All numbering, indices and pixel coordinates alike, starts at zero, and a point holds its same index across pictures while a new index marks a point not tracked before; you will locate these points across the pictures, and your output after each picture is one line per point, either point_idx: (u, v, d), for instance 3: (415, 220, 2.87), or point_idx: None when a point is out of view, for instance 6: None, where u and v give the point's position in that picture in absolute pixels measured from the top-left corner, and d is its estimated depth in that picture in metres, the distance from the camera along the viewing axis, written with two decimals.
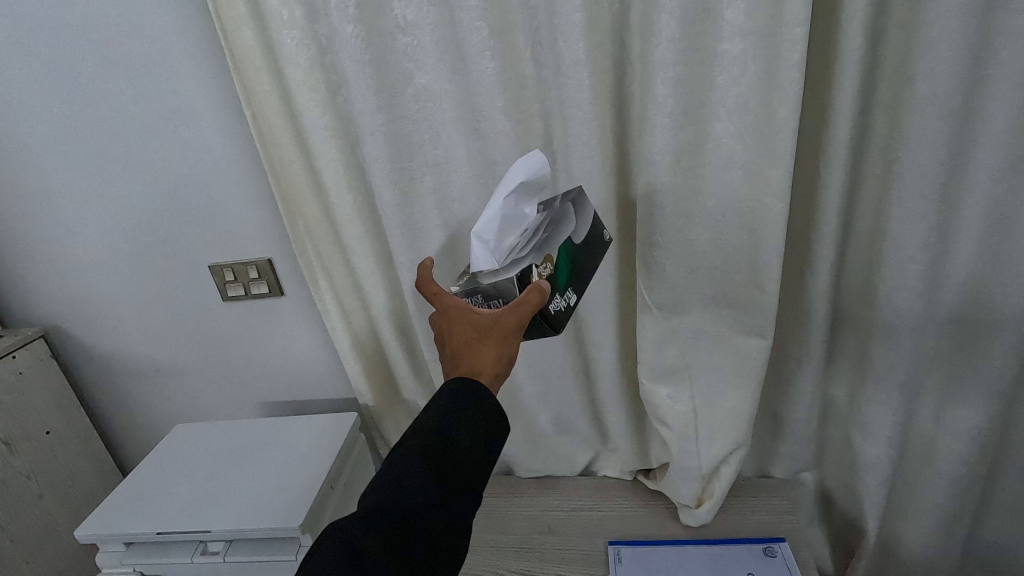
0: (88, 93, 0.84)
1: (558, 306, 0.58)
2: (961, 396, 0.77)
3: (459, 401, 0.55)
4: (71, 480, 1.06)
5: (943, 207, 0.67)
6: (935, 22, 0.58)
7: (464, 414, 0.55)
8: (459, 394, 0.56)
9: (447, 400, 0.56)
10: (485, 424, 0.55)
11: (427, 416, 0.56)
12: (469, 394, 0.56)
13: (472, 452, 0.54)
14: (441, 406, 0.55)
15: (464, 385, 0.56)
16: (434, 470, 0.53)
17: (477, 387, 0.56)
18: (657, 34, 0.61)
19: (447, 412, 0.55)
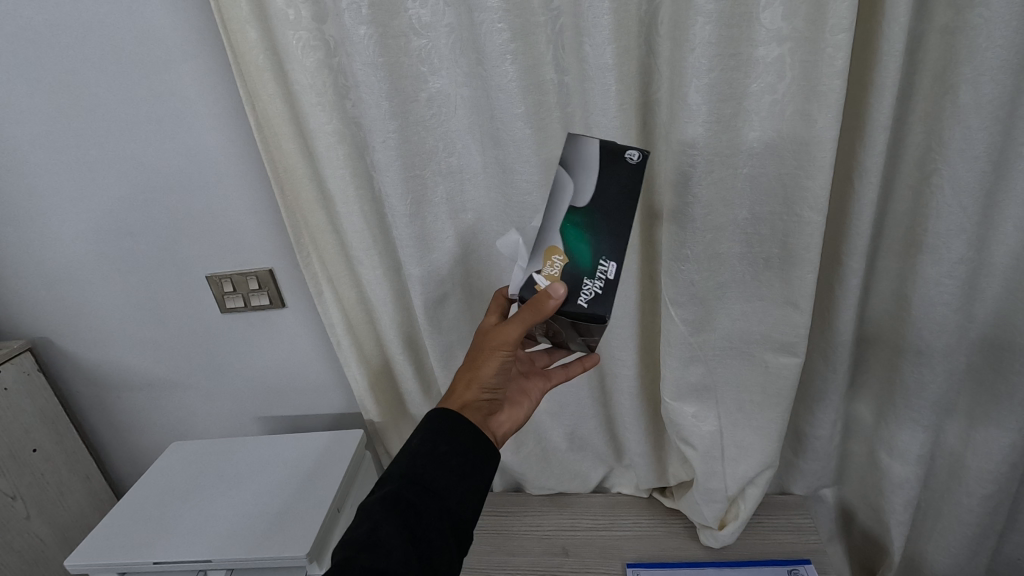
0: (80, 96, 0.79)
1: (587, 292, 0.55)
2: (995, 414, 0.74)
3: (433, 435, 0.57)
4: (60, 500, 1.01)
5: (982, 221, 0.64)
6: (985, 27, 0.54)
7: (436, 452, 0.56)
8: (432, 432, 0.57)
9: (421, 438, 0.57)
10: (462, 458, 0.56)
11: (402, 458, 0.57)
12: (445, 427, 0.58)
13: (450, 487, 0.55)
14: (415, 448, 0.57)
15: (439, 419, 0.58)
16: (412, 513, 0.53)
17: (446, 418, 0.58)
18: (691, 39, 0.57)
19: (422, 449, 0.56)
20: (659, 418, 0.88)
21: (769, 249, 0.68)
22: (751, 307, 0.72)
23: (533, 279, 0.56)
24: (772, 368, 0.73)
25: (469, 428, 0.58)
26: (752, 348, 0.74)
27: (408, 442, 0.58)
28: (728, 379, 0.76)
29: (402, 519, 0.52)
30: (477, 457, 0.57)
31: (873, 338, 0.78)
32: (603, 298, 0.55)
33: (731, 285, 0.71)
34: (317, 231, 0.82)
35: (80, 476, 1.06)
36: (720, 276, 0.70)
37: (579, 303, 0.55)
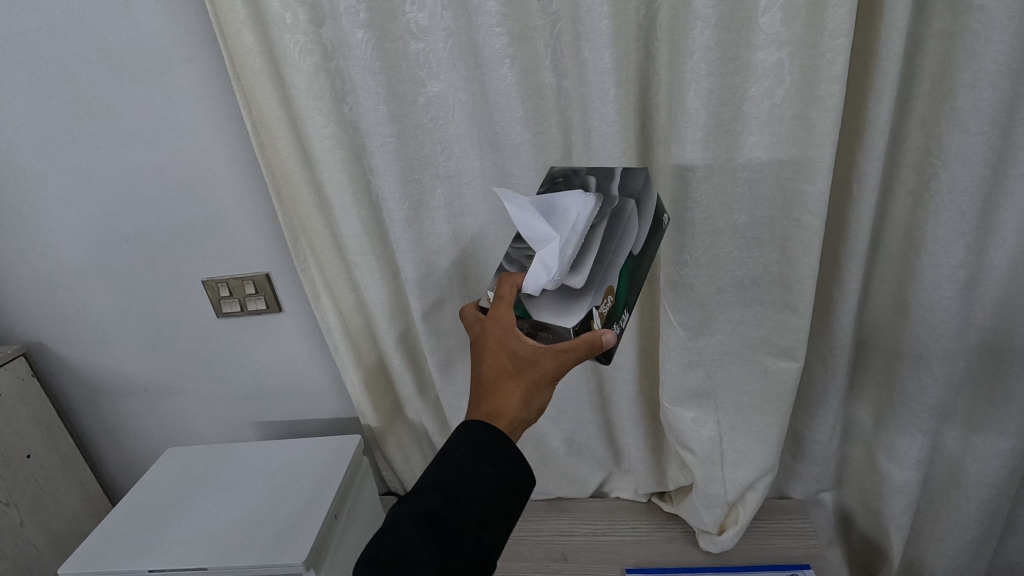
0: (75, 99, 0.78)
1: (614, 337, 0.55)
2: (994, 418, 0.74)
3: (478, 455, 0.53)
4: (53, 506, 1.00)
5: (981, 225, 0.64)
6: (984, 32, 0.54)
7: (481, 474, 0.53)
8: (478, 450, 0.54)
9: (465, 454, 0.53)
10: (502, 483, 0.54)
11: (443, 471, 0.53)
12: (494, 447, 0.54)
13: (487, 512, 0.53)
14: (460, 463, 0.53)
15: (485, 437, 0.54)
16: (445, 534, 0.51)
17: (491, 436, 0.54)
18: (690, 44, 0.57)
19: (464, 467, 0.53)
20: (658, 423, 0.88)
21: (768, 254, 0.68)
22: (750, 311, 0.71)
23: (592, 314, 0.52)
24: (771, 372, 0.73)
25: (515, 453, 0.54)
26: (751, 352, 0.73)
27: (449, 454, 0.54)
28: (728, 384, 0.76)
29: (434, 541, 0.50)
30: (518, 483, 0.55)
31: (872, 342, 0.78)
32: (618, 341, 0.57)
33: (730, 290, 0.70)
34: (314, 235, 0.82)
35: (74, 482, 1.05)
36: (718, 281, 0.70)
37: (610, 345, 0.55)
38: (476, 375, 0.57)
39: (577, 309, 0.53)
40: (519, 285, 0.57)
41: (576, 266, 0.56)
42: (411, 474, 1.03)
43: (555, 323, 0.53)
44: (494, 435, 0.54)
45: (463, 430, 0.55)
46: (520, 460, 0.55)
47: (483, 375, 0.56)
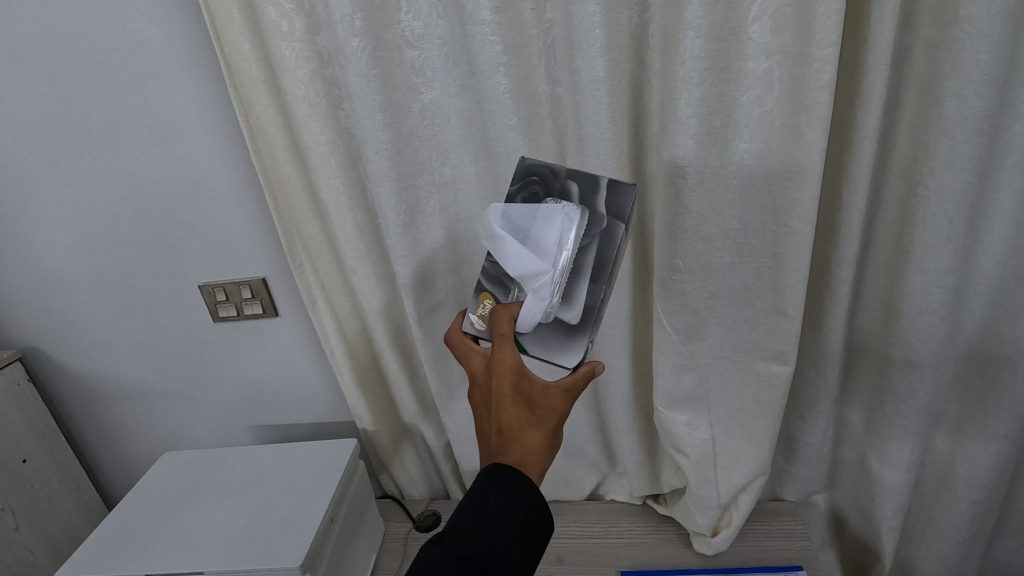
0: (73, 106, 0.79)
1: None
2: (983, 420, 0.75)
3: (513, 500, 0.54)
4: (49, 511, 1.00)
5: (969, 231, 0.65)
6: (968, 41, 0.55)
7: (514, 519, 0.54)
8: (512, 495, 0.55)
9: (500, 498, 0.54)
10: (531, 529, 0.55)
11: (477, 515, 0.54)
12: (526, 492, 0.55)
13: (515, 557, 0.54)
14: (495, 507, 0.54)
15: (518, 482, 0.55)
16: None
17: (521, 480, 0.55)
18: (681, 52, 0.58)
19: (500, 512, 0.54)
20: (652, 426, 0.89)
21: (760, 259, 0.69)
22: (742, 316, 0.72)
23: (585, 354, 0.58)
24: (763, 376, 0.74)
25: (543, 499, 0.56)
26: (743, 356, 0.74)
27: (484, 498, 0.54)
28: (721, 387, 0.76)
29: None
30: (543, 530, 0.56)
31: (863, 346, 0.79)
32: None
33: (722, 294, 0.71)
34: (311, 240, 0.82)
35: (70, 487, 1.05)
36: (711, 285, 0.71)
37: None
38: (494, 422, 0.57)
39: (573, 344, 0.58)
40: (516, 318, 0.59)
41: (567, 298, 0.59)
42: (407, 477, 1.04)
43: (558, 361, 0.59)
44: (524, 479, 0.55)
45: (494, 474, 0.56)
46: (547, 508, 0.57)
47: (505, 425, 0.56)
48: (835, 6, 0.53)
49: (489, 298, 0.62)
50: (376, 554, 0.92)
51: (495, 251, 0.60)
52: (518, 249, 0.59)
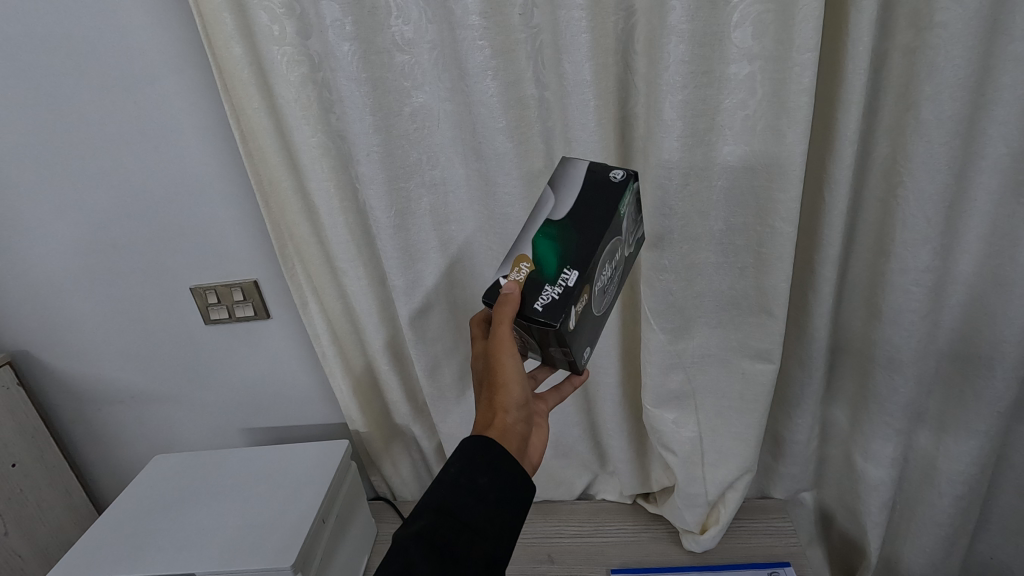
0: (65, 109, 0.79)
1: (547, 296, 0.53)
2: (963, 417, 0.76)
3: (473, 465, 0.55)
4: (38, 515, 1.00)
5: (946, 231, 0.66)
6: (942, 47, 0.57)
7: (477, 485, 0.54)
8: (472, 461, 0.55)
9: (460, 467, 0.55)
10: (501, 493, 0.54)
11: (439, 488, 0.54)
12: (485, 457, 0.55)
13: (488, 523, 0.53)
14: (455, 478, 0.54)
15: (477, 447, 0.56)
16: (449, 551, 0.51)
17: (483, 444, 0.56)
18: (665, 57, 0.59)
19: (460, 481, 0.54)
20: (642, 425, 0.89)
21: (744, 258, 0.71)
22: (729, 314, 0.74)
23: (499, 282, 0.56)
24: (749, 374, 0.76)
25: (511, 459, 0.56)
26: (729, 354, 0.76)
27: (445, 470, 0.55)
28: (708, 386, 0.78)
29: (437, 556, 0.50)
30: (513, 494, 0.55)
31: (847, 345, 0.81)
32: (560, 299, 0.52)
33: (708, 293, 0.73)
34: (302, 242, 0.83)
35: (60, 491, 1.05)
36: (697, 286, 0.72)
37: (536, 307, 0.52)
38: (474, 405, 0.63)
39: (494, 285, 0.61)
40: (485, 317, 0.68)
41: None
42: (399, 479, 1.04)
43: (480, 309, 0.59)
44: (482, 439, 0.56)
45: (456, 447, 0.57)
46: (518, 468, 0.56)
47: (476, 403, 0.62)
48: (814, 12, 0.55)
49: None
50: (367, 553, 0.92)
51: None
52: None
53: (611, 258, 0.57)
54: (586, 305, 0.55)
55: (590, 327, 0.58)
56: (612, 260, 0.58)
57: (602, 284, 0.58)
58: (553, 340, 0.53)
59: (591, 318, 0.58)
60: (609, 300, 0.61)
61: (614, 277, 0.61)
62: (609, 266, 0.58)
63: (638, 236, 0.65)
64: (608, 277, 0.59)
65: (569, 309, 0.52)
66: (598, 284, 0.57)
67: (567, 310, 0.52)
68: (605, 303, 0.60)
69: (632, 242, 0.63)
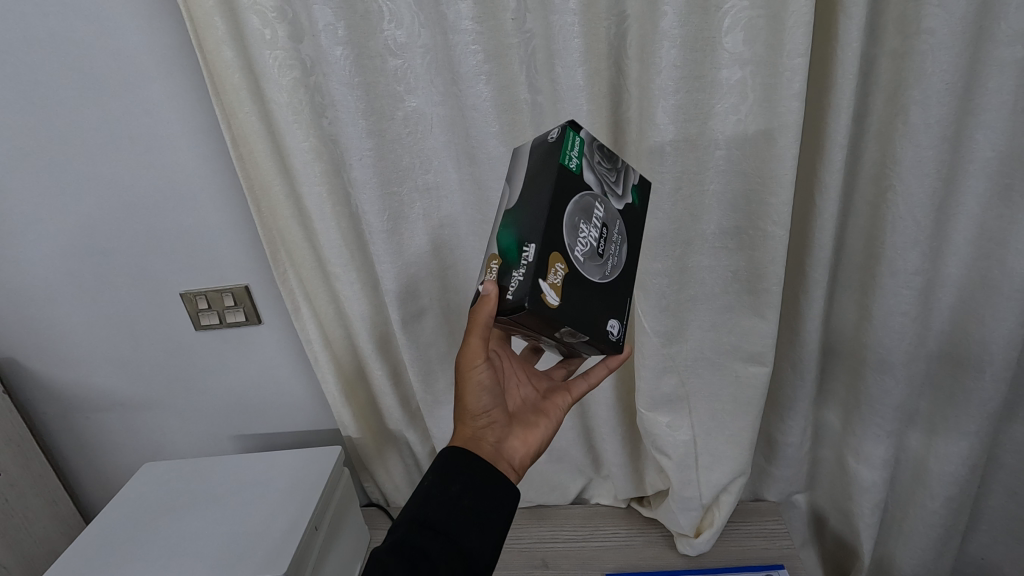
0: (52, 111, 0.78)
1: (513, 283, 0.49)
2: (953, 418, 0.77)
3: (444, 475, 0.55)
4: (25, 526, 0.98)
5: (936, 233, 0.67)
6: (930, 52, 0.57)
7: (450, 493, 0.54)
8: (444, 471, 0.56)
9: (433, 478, 0.55)
10: (475, 500, 0.54)
11: (411, 502, 0.55)
12: (456, 466, 0.56)
13: (464, 530, 0.53)
14: (426, 489, 0.55)
15: (447, 457, 0.57)
16: (423, 558, 0.50)
17: (456, 453, 0.57)
18: (658, 62, 0.60)
19: (433, 490, 0.54)
20: (636, 429, 0.89)
21: (737, 261, 0.71)
22: (722, 317, 0.74)
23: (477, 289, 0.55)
24: (742, 377, 0.76)
25: (481, 466, 0.56)
26: (722, 357, 0.76)
27: (419, 483, 0.56)
28: (702, 389, 0.78)
29: (411, 564, 0.50)
30: (488, 499, 0.55)
31: (838, 347, 0.81)
32: (527, 280, 0.47)
33: (701, 296, 0.73)
34: (294, 247, 0.82)
35: (46, 501, 1.03)
36: (690, 288, 0.73)
37: (509, 294, 0.49)
38: None
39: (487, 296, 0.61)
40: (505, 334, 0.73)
41: None
42: (392, 485, 1.03)
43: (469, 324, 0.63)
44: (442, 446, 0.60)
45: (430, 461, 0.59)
46: (490, 474, 0.56)
47: None
48: (804, 18, 0.55)
49: None
50: (360, 560, 0.91)
51: None
52: None
53: (583, 215, 0.52)
54: (569, 271, 0.50)
55: (597, 293, 0.53)
56: (593, 217, 0.53)
57: (587, 245, 0.52)
58: (545, 324, 0.49)
59: (592, 283, 0.52)
60: (615, 258, 0.56)
61: (610, 235, 0.55)
62: (584, 223, 0.52)
63: (633, 185, 0.61)
64: (599, 235, 0.54)
65: (537, 288, 0.47)
66: (579, 244, 0.52)
67: (536, 286, 0.47)
68: (608, 263, 0.55)
69: (617, 191, 0.58)
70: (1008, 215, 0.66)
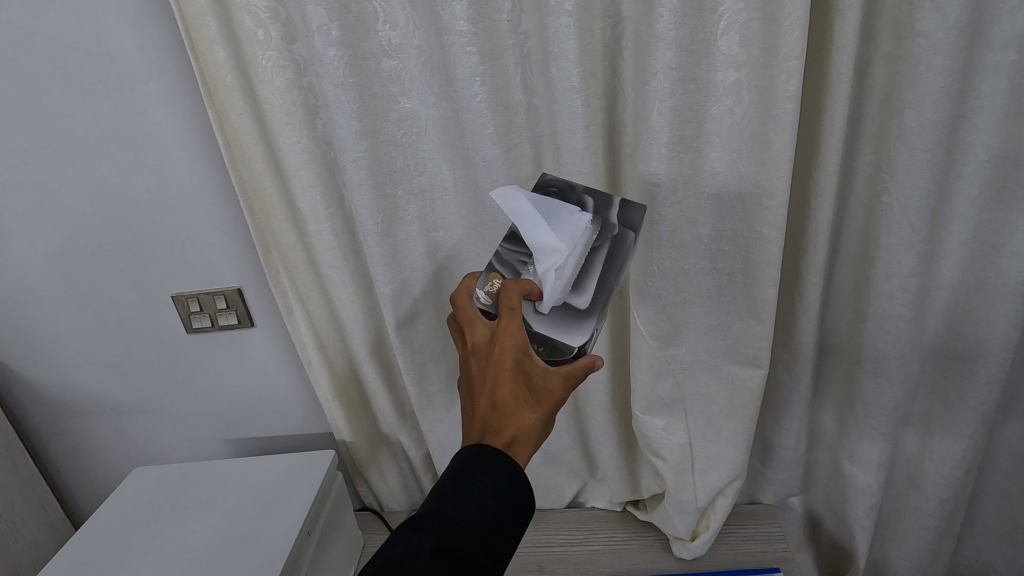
0: (41, 111, 0.77)
1: None
2: (947, 420, 0.77)
3: (499, 490, 0.52)
4: (12, 532, 0.97)
5: (930, 237, 0.67)
6: (924, 55, 0.57)
7: (500, 508, 0.52)
8: (501, 482, 0.52)
9: (489, 484, 0.52)
10: (517, 519, 0.53)
11: (460, 501, 0.51)
12: (513, 482, 0.53)
13: (500, 547, 0.52)
14: (482, 495, 0.51)
15: (503, 467, 0.53)
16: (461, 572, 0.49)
17: (514, 466, 0.53)
18: (654, 63, 0.60)
19: (486, 499, 0.51)
20: (631, 432, 0.89)
21: (732, 264, 0.71)
22: (717, 321, 0.74)
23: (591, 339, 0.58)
24: (738, 380, 0.76)
25: (528, 486, 0.54)
26: (717, 360, 0.76)
27: (470, 486, 0.52)
28: (697, 391, 0.78)
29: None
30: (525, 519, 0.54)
31: (833, 350, 0.81)
32: None
33: (697, 300, 0.73)
34: (287, 249, 0.81)
35: (35, 506, 1.02)
36: (686, 291, 0.72)
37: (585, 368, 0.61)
38: (491, 393, 0.54)
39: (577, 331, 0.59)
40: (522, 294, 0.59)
41: (576, 288, 0.61)
42: (387, 490, 1.02)
43: (567, 340, 0.58)
44: (505, 461, 0.53)
45: (470, 454, 0.54)
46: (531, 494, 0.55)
47: (502, 400, 0.54)
48: (800, 20, 0.55)
49: (497, 278, 0.63)
50: (352, 565, 0.90)
51: (524, 228, 0.61)
52: (541, 229, 0.61)
53: None
54: None
55: None
56: None
57: None
58: None
59: None
60: None
61: None
62: None
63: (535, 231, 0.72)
64: None
65: None
66: None
67: None
68: None
69: None
70: (1002, 219, 0.66)
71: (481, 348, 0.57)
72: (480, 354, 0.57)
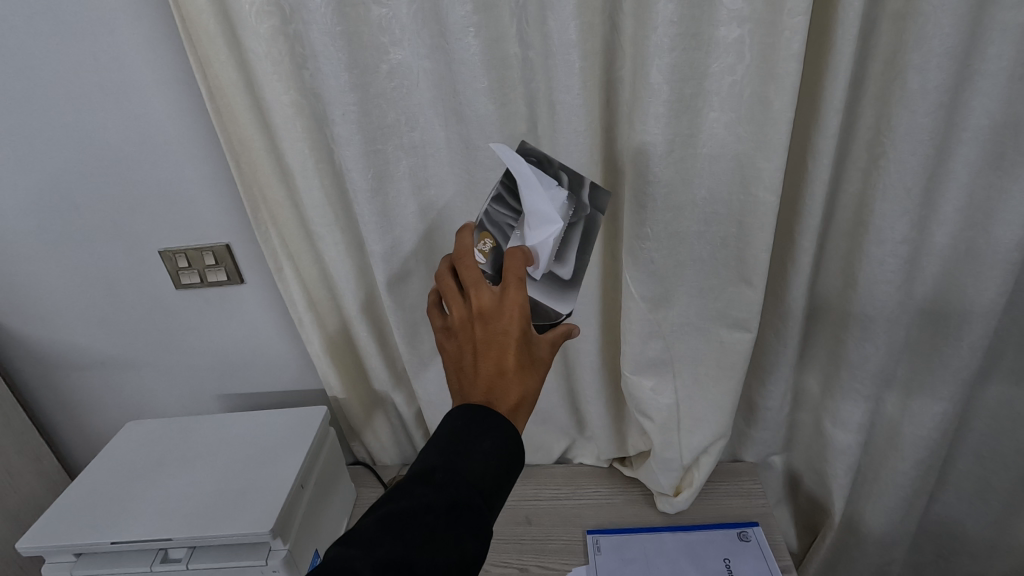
0: (14, 56, 0.74)
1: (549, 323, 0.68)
2: (928, 384, 0.79)
3: (504, 452, 0.53)
4: (9, 482, 0.98)
5: (925, 203, 0.67)
6: (934, 14, 0.56)
7: (506, 468, 0.53)
8: (507, 443, 0.53)
9: (496, 445, 0.52)
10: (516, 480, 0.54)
11: (469, 460, 0.52)
12: (517, 444, 0.54)
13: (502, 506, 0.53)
14: (489, 454, 0.52)
15: (512, 431, 0.54)
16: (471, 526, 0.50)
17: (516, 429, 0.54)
18: (654, 17, 0.58)
19: (494, 458, 0.52)
20: (620, 392, 0.90)
21: (726, 228, 0.71)
22: (709, 284, 0.74)
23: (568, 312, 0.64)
24: (726, 343, 0.77)
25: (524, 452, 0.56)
26: (707, 323, 0.77)
27: (478, 446, 0.52)
28: (686, 354, 0.79)
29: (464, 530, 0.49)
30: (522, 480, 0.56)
31: (821, 315, 0.82)
32: None
33: (689, 263, 0.73)
34: (276, 206, 0.80)
35: (30, 458, 1.03)
36: (678, 254, 0.72)
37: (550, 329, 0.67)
38: (503, 358, 0.55)
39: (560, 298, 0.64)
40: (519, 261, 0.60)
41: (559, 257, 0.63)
42: (379, 445, 1.04)
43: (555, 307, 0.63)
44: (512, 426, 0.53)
45: (479, 415, 0.54)
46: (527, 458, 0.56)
47: (512, 366, 0.55)
48: None
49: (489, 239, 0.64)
50: (345, 517, 0.93)
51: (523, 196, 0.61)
52: (534, 200, 0.61)
53: None
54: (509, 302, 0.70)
55: None
56: None
57: None
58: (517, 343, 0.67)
59: None
60: None
61: None
62: None
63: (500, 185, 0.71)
64: None
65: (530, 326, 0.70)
66: None
67: None
68: None
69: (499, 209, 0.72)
70: (998, 185, 0.66)
71: (489, 312, 0.57)
72: (493, 318, 0.57)
